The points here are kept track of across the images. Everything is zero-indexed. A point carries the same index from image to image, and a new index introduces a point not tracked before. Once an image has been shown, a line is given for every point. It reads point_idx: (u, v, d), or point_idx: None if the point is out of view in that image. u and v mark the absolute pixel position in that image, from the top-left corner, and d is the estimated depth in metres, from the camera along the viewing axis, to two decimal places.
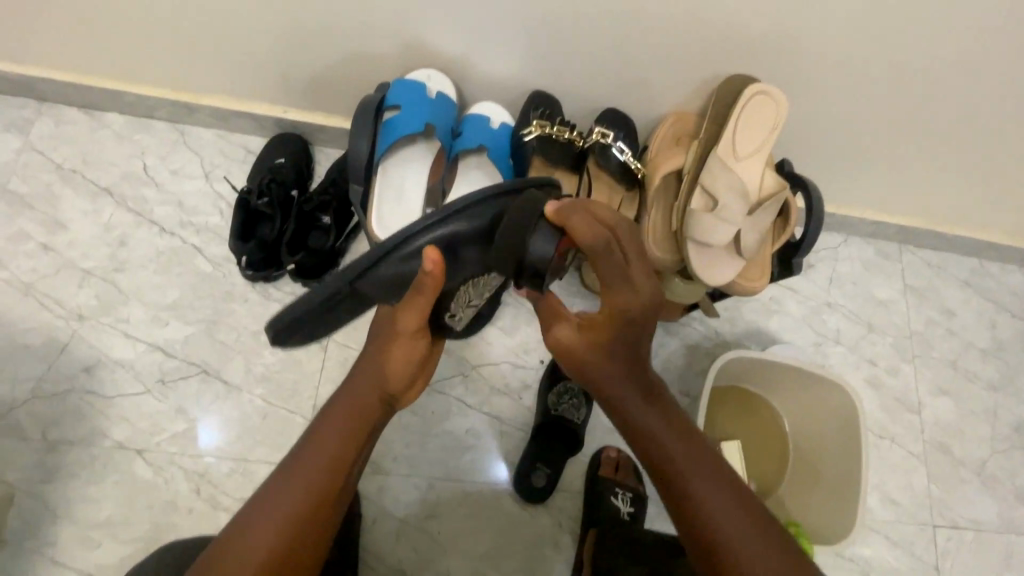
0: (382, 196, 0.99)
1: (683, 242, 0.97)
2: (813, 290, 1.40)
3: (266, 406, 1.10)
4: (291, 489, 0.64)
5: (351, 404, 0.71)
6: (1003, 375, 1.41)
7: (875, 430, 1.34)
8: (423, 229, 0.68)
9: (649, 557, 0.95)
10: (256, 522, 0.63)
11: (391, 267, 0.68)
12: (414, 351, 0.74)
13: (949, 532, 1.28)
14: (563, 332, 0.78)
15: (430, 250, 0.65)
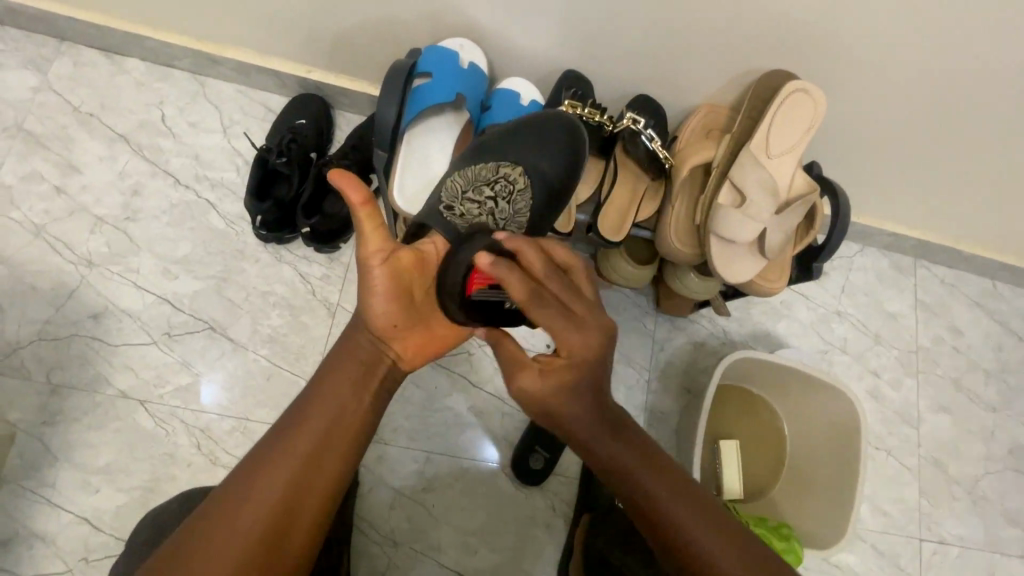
0: (405, 166, 0.97)
1: (707, 237, 0.95)
2: (824, 297, 1.40)
3: (271, 367, 1.10)
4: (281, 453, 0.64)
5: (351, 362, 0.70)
6: (1004, 397, 1.41)
7: (872, 440, 1.34)
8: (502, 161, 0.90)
9: (641, 542, 0.95)
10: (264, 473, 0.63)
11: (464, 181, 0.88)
12: (388, 296, 0.69)
13: (934, 546, 1.30)
14: (526, 380, 0.72)
15: (337, 175, 0.63)
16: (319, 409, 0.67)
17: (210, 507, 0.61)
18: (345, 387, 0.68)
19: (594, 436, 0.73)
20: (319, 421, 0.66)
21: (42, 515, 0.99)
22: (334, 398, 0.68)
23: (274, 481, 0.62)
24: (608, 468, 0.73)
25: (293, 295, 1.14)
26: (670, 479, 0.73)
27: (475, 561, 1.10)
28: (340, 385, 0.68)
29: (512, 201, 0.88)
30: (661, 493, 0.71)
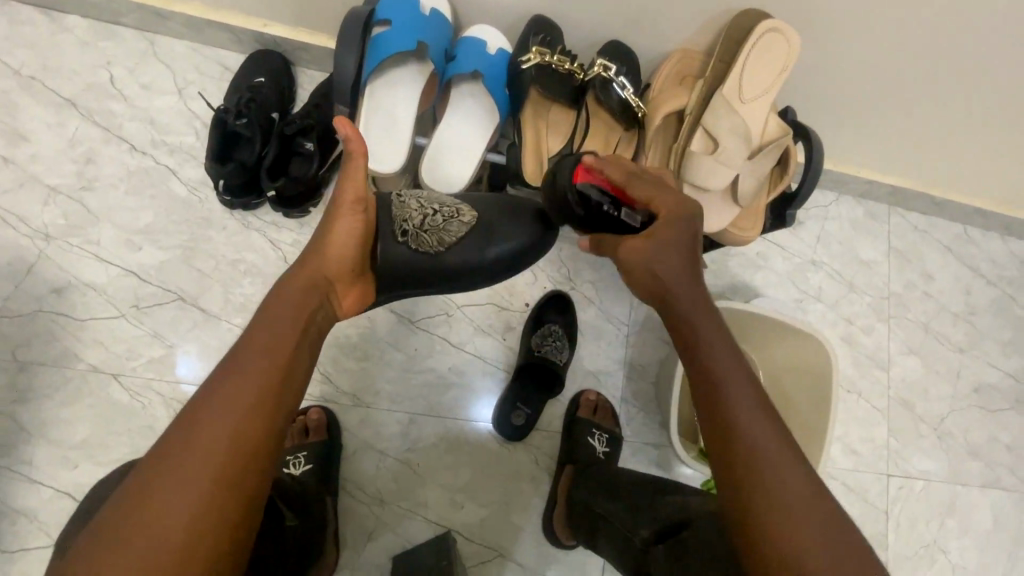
0: (370, 120, 0.93)
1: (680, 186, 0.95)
2: (800, 247, 1.41)
3: None
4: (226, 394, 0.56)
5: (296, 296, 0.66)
6: (971, 338, 1.46)
7: (844, 384, 1.38)
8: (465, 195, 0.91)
9: (622, 487, 0.96)
10: (203, 416, 0.55)
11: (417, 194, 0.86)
12: (357, 229, 0.73)
13: (901, 481, 1.36)
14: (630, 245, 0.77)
15: (342, 120, 0.70)
16: (260, 347, 0.60)
17: (146, 465, 0.53)
18: (285, 324, 0.63)
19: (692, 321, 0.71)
20: (265, 356, 0.60)
21: (22, 492, 0.98)
22: (279, 332, 0.62)
23: (214, 434, 0.54)
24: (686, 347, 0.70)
25: (264, 263, 1.12)
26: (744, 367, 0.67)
27: (459, 516, 1.12)
28: (286, 316, 0.64)
29: (446, 227, 0.84)
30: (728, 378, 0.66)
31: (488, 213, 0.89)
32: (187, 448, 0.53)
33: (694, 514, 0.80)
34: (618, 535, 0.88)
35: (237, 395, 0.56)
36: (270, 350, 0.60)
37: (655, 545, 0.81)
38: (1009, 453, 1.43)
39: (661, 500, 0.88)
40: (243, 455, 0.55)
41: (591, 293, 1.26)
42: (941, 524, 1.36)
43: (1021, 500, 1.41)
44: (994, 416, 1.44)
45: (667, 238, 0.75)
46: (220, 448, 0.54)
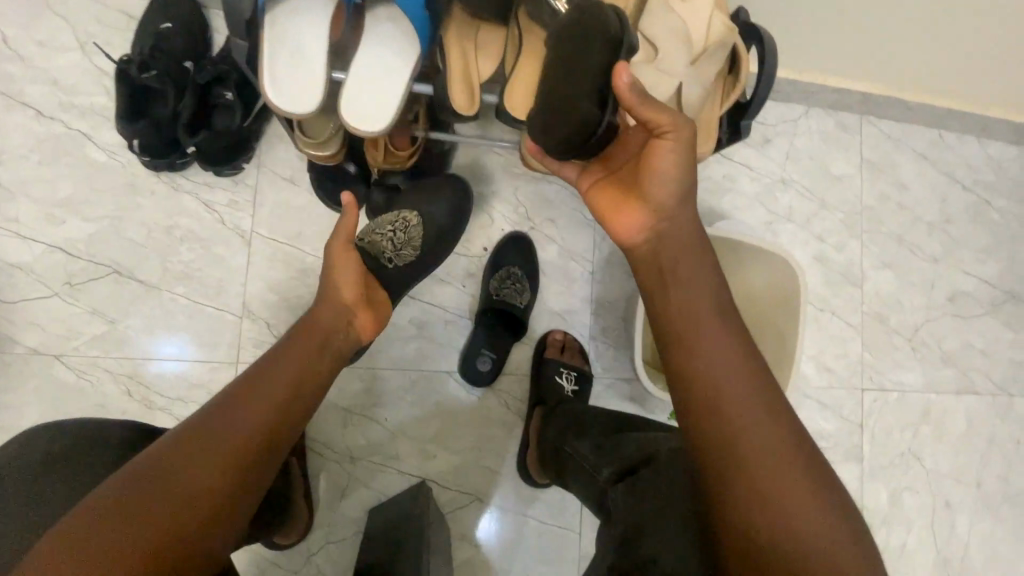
0: (271, 59, 0.76)
1: None
2: (768, 166, 1.36)
3: (191, 305, 1.05)
4: (239, 412, 0.62)
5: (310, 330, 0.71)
6: (945, 247, 1.43)
7: (817, 303, 1.36)
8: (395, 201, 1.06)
9: (593, 426, 0.93)
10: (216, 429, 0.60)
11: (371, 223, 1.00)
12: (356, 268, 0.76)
13: (875, 394, 1.37)
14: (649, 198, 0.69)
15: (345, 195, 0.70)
16: (274, 375, 0.65)
17: (151, 466, 0.56)
18: (305, 355, 0.68)
19: (688, 288, 0.69)
20: (279, 380, 0.65)
21: None
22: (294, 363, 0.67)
23: (219, 442, 0.59)
24: (672, 317, 0.69)
25: (200, 227, 1.06)
26: (739, 341, 0.67)
27: (431, 465, 1.12)
28: (301, 351, 0.69)
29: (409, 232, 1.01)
30: (718, 357, 0.65)
31: (413, 202, 1.05)
32: (191, 451, 0.57)
33: (659, 449, 0.76)
34: (587, 475, 0.85)
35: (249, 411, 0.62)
36: (283, 375, 0.66)
37: (616, 485, 0.78)
38: (982, 359, 1.43)
39: (629, 437, 0.83)
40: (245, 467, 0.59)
41: (552, 232, 1.21)
42: (915, 432, 1.38)
43: (994, 403, 1.43)
44: (968, 323, 1.43)
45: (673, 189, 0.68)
46: (222, 455, 0.58)
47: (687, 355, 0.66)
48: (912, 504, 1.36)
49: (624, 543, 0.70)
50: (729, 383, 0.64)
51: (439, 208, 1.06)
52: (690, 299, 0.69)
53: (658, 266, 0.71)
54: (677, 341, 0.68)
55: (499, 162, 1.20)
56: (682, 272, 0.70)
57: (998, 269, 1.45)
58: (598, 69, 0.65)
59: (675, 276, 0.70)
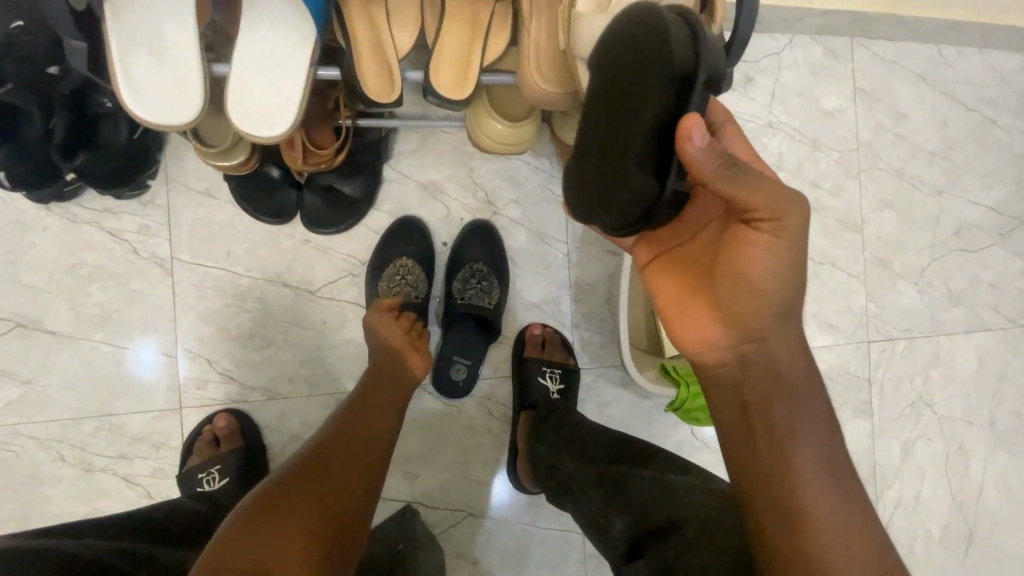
0: (130, 56, 0.61)
1: (573, 62, 0.64)
2: (752, 109, 1.21)
3: (115, 351, 0.92)
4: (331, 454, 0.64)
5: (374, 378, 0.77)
6: (949, 177, 1.31)
7: (815, 256, 1.25)
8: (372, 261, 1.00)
9: (590, 447, 0.81)
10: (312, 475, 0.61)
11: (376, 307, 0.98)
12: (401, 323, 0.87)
13: (882, 345, 1.28)
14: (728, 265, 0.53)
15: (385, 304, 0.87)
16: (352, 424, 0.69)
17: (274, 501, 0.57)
18: (378, 400, 0.74)
19: (790, 420, 0.53)
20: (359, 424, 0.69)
21: None
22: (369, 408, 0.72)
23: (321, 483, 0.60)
24: (776, 458, 0.53)
25: (111, 262, 0.92)
26: (828, 463, 0.53)
27: (416, 487, 1.04)
28: (374, 399, 0.74)
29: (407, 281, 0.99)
30: (825, 508, 0.52)
31: (383, 255, 0.99)
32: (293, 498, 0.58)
33: (685, 515, 0.63)
34: (590, 513, 0.74)
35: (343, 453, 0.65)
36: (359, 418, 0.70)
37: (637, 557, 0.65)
38: (992, 292, 1.34)
39: (640, 477, 0.71)
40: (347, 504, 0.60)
41: (518, 215, 1.07)
42: (925, 379, 1.30)
43: (1006, 337, 1.35)
44: (977, 256, 1.33)
45: (759, 261, 0.51)
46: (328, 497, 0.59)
47: (793, 515, 0.52)
48: (925, 452, 1.30)
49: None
50: (837, 540, 0.51)
51: (414, 248, 1.01)
52: (794, 436, 0.53)
53: (754, 404, 0.55)
54: (775, 484, 0.53)
55: (448, 142, 1.04)
56: (780, 405, 0.54)
57: (1005, 194, 1.34)
58: (653, 123, 0.49)
59: (777, 406, 0.54)
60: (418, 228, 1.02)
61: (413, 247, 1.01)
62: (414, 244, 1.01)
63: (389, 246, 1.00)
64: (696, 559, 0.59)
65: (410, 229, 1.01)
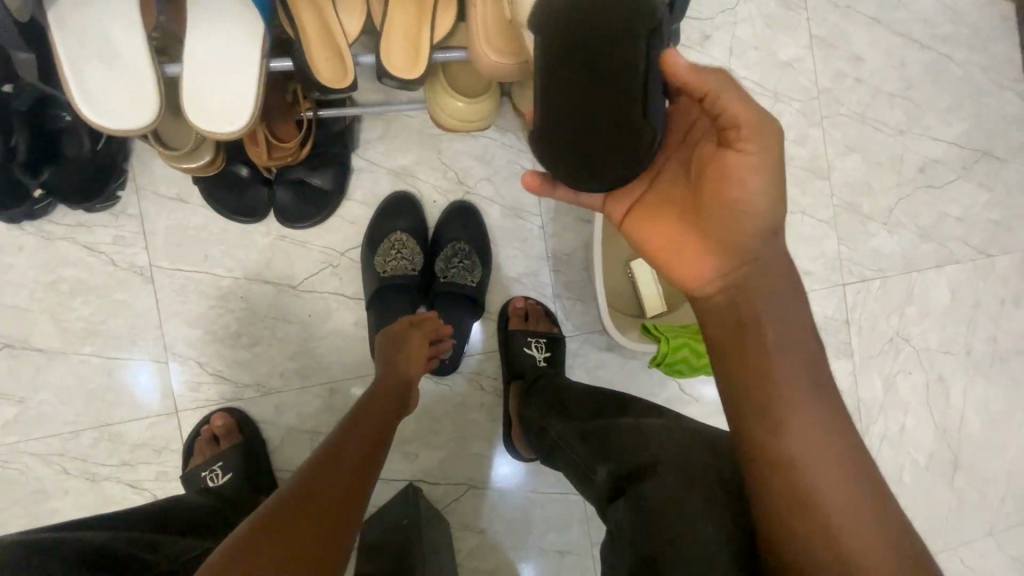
0: (84, 64, 0.62)
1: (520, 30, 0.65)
2: (711, 67, 1.22)
3: (105, 362, 0.94)
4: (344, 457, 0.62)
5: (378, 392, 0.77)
6: (909, 116, 1.34)
7: (786, 206, 1.28)
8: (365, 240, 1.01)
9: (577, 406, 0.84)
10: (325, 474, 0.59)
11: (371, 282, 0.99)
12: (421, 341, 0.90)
13: (857, 287, 1.31)
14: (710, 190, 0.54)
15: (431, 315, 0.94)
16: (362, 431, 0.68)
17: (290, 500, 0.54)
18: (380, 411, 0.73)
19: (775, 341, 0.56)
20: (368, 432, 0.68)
21: None
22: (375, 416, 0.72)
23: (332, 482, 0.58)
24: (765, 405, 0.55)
25: (91, 275, 0.93)
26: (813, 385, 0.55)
27: (416, 465, 1.07)
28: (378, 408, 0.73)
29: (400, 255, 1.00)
30: (815, 454, 0.53)
31: (376, 232, 1.01)
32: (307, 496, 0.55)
33: (661, 458, 0.65)
34: (578, 467, 0.76)
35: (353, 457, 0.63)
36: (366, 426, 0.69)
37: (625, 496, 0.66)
38: (960, 226, 1.38)
39: (631, 428, 0.71)
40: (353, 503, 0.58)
41: (490, 192, 1.08)
42: (901, 315, 1.34)
43: (976, 268, 1.39)
44: (942, 191, 1.37)
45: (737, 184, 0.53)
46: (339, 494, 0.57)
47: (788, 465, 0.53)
48: (906, 386, 1.35)
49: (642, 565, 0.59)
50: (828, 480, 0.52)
51: (406, 222, 1.02)
52: (787, 382, 0.55)
53: (739, 350, 0.57)
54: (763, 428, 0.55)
55: (413, 126, 1.05)
56: (777, 353, 0.56)
57: (966, 129, 1.37)
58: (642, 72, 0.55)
59: (763, 349, 0.56)
60: (409, 204, 1.04)
61: (402, 222, 1.02)
62: (404, 220, 1.02)
63: (380, 222, 1.01)
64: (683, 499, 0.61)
65: (400, 205, 1.03)
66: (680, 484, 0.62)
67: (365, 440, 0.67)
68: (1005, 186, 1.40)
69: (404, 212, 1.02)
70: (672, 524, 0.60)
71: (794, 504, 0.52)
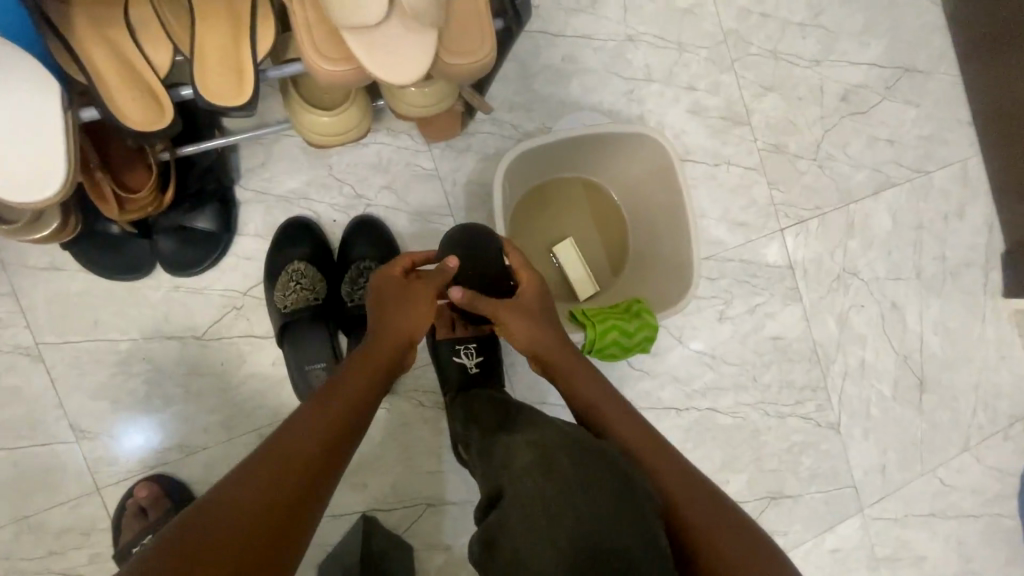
0: None
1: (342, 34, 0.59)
2: (608, 27, 1.16)
3: (10, 452, 0.88)
4: (305, 437, 0.55)
5: (364, 360, 0.67)
6: (823, 44, 1.29)
7: (710, 159, 1.23)
8: (264, 275, 0.95)
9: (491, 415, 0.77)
10: (277, 458, 0.52)
11: (274, 319, 0.94)
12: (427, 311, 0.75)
13: (796, 229, 1.28)
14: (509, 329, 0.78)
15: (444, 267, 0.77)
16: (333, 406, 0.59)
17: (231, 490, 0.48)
18: (358, 382, 0.64)
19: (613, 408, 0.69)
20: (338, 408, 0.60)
21: None
22: (352, 390, 0.63)
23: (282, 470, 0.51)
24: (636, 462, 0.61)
25: None
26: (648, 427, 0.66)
27: (366, 496, 1.03)
28: (355, 379, 0.64)
29: (299, 288, 0.94)
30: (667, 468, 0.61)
31: (273, 265, 0.95)
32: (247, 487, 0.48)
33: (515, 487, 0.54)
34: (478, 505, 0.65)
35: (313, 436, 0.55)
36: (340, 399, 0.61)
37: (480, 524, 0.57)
38: (891, 148, 1.34)
39: (502, 443, 0.62)
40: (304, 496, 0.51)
41: (393, 201, 1.02)
42: (845, 250, 1.31)
43: (914, 188, 1.36)
44: (869, 116, 1.33)
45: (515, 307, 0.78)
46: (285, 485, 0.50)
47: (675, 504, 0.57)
48: (860, 320, 1.32)
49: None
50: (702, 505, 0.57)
51: (303, 250, 0.96)
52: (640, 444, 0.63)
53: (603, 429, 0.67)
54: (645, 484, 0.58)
55: (295, 145, 0.98)
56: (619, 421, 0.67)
57: (883, 47, 1.33)
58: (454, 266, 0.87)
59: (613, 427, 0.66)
60: (305, 229, 0.97)
61: (297, 251, 0.95)
62: (303, 248, 0.96)
63: (276, 255, 0.95)
64: (517, 537, 0.50)
65: (296, 232, 0.96)
66: (517, 518, 0.52)
67: (348, 399, 0.61)
68: (931, 99, 1.36)
69: (301, 239, 0.96)
70: (502, 560, 0.51)
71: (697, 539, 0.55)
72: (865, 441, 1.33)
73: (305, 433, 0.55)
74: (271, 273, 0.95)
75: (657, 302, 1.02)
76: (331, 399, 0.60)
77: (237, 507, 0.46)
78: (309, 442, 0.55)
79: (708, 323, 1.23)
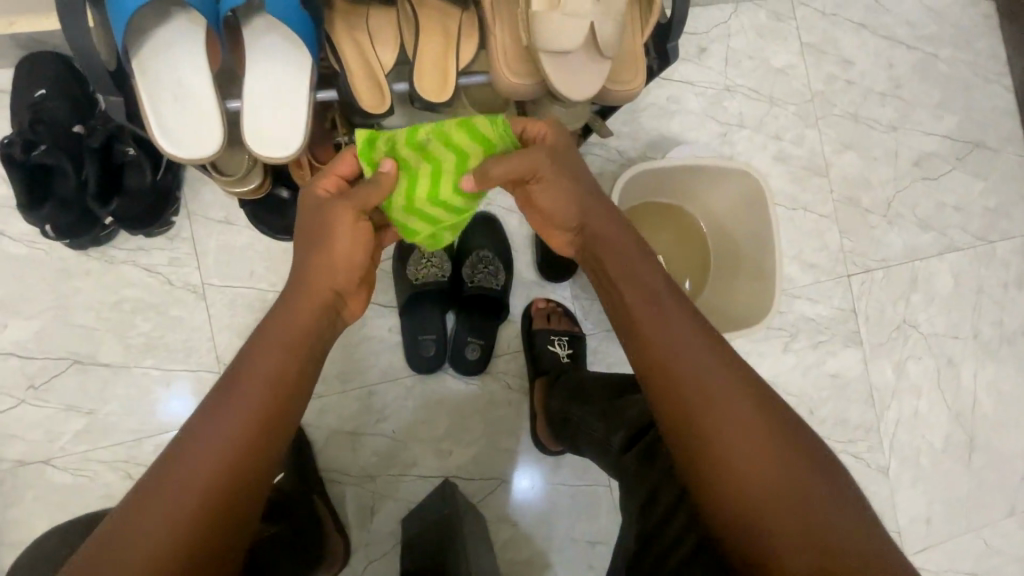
0: (160, 99, 0.70)
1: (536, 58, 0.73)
2: (709, 76, 1.30)
3: (164, 373, 1.01)
4: (214, 425, 0.53)
5: (289, 322, 0.61)
6: (901, 112, 1.41)
7: (788, 202, 1.34)
8: (397, 250, 1.09)
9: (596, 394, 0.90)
10: (173, 462, 0.51)
11: (403, 290, 1.08)
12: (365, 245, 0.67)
13: (863, 277, 1.37)
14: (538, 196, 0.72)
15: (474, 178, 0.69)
16: (257, 380, 0.56)
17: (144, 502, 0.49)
18: (279, 353, 0.59)
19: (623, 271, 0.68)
20: (263, 386, 0.56)
21: None
22: (277, 360, 0.58)
23: (192, 474, 0.51)
24: (689, 423, 0.59)
25: (148, 294, 1.02)
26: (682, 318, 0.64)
27: (450, 462, 1.13)
28: (271, 349, 0.59)
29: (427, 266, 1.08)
30: (691, 361, 0.61)
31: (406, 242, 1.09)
32: (159, 501, 0.49)
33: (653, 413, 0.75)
34: (597, 443, 0.83)
35: (223, 421, 0.54)
36: (259, 373, 0.57)
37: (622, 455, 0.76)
38: (958, 214, 1.43)
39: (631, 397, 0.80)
40: (224, 502, 0.51)
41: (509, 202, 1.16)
42: (906, 302, 1.39)
43: (977, 254, 1.44)
44: (939, 182, 1.43)
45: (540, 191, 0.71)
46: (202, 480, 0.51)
47: (704, 459, 0.57)
48: (916, 370, 1.39)
49: (645, 510, 0.70)
50: (764, 466, 0.56)
51: None
52: (703, 385, 0.59)
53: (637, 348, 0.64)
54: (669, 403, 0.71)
55: None
56: (668, 329, 0.63)
57: (957, 122, 1.44)
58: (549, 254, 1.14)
59: (662, 351, 0.62)
60: None
61: None
62: None
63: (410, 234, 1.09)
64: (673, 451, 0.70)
65: None
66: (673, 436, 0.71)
67: (271, 370, 0.57)
68: (998, 174, 1.45)
69: None
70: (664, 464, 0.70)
71: (795, 547, 0.51)
72: (912, 488, 1.37)
73: (209, 423, 0.53)
74: (405, 249, 1.08)
75: (734, 324, 1.13)
76: (249, 374, 0.57)
77: (172, 507, 0.49)
78: (203, 440, 0.53)
79: (772, 351, 1.31)
